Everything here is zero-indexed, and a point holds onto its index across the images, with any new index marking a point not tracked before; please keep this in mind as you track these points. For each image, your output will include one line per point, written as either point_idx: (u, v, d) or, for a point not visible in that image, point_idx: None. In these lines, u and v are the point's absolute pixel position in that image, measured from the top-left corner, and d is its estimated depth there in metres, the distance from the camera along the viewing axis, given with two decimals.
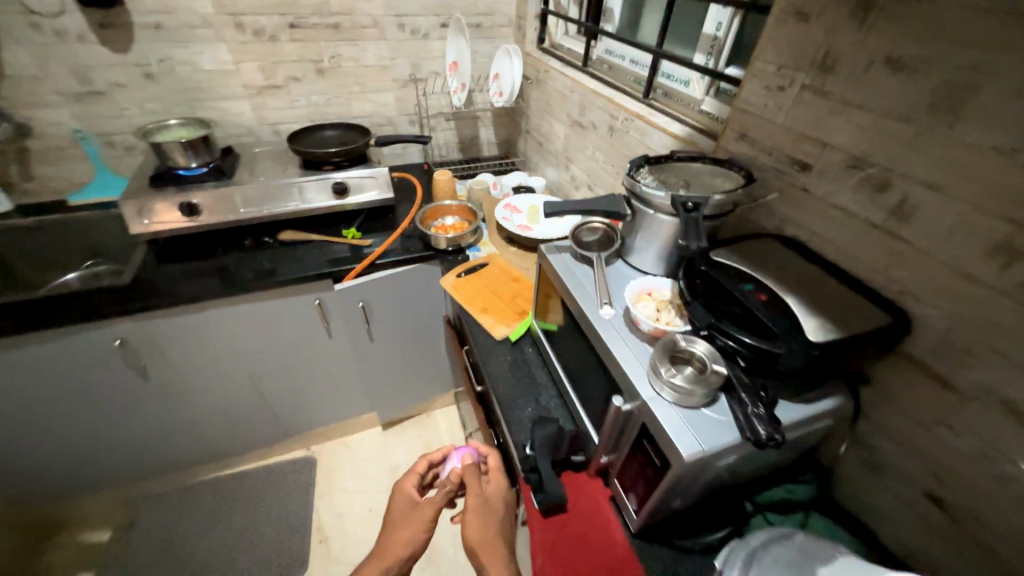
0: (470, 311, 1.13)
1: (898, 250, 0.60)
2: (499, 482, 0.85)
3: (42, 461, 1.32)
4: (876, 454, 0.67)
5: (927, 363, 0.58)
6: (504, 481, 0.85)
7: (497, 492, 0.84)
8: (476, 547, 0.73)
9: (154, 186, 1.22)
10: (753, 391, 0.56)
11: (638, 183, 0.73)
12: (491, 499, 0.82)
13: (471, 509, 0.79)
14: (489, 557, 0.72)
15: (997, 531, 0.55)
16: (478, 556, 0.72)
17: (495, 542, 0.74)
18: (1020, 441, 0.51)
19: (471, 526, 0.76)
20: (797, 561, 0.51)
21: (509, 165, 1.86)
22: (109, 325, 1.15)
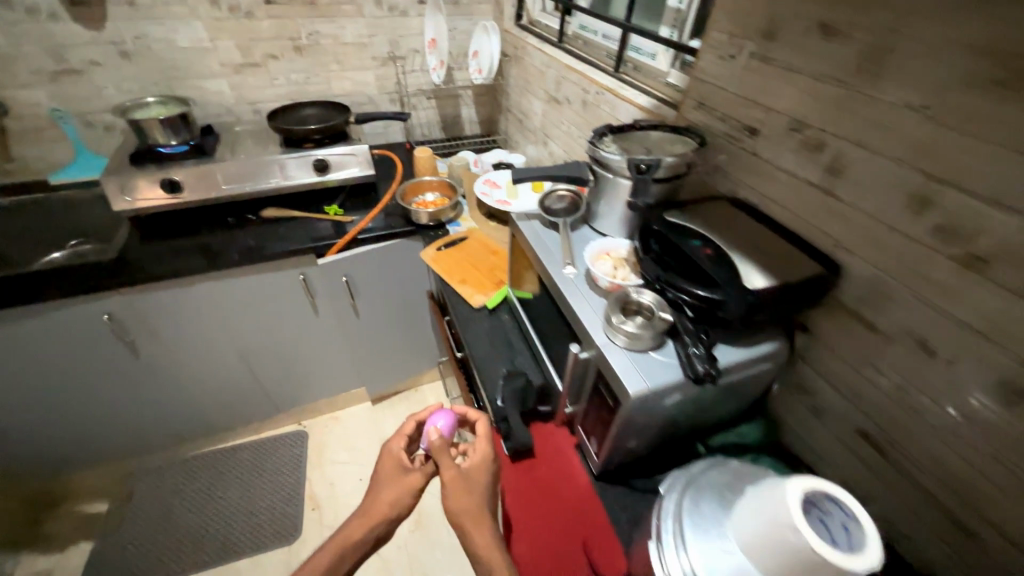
0: (449, 282, 1.17)
1: (832, 205, 0.64)
2: (486, 449, 0.72)
3: (38, 434, 1.36)
4: (816, 398, 0.73)
5: (855, 309, 0.64)
6: (491, 450, 0.71)
7: (483, 462, 0.70)
8: (456, 516, 0.64)
9: (136, 165, 1.24)
10: (695, 335, 0.62)
11: (598, 148, 0.77)
12: (477, 469, 0.70)
13: (450, 480, 0.68)
14: (471, 525, 0.63)
15: (913, 457, 0.61)
16: (458, 523, 0.64)
17: (478, 510, 0.65)
18: (931, 372, 0.57)
19: (450, 493, 0.66)
20: (730, 483, 0.56)
21: (491, 144, 1.88)
22: (97, 299, 1.18)
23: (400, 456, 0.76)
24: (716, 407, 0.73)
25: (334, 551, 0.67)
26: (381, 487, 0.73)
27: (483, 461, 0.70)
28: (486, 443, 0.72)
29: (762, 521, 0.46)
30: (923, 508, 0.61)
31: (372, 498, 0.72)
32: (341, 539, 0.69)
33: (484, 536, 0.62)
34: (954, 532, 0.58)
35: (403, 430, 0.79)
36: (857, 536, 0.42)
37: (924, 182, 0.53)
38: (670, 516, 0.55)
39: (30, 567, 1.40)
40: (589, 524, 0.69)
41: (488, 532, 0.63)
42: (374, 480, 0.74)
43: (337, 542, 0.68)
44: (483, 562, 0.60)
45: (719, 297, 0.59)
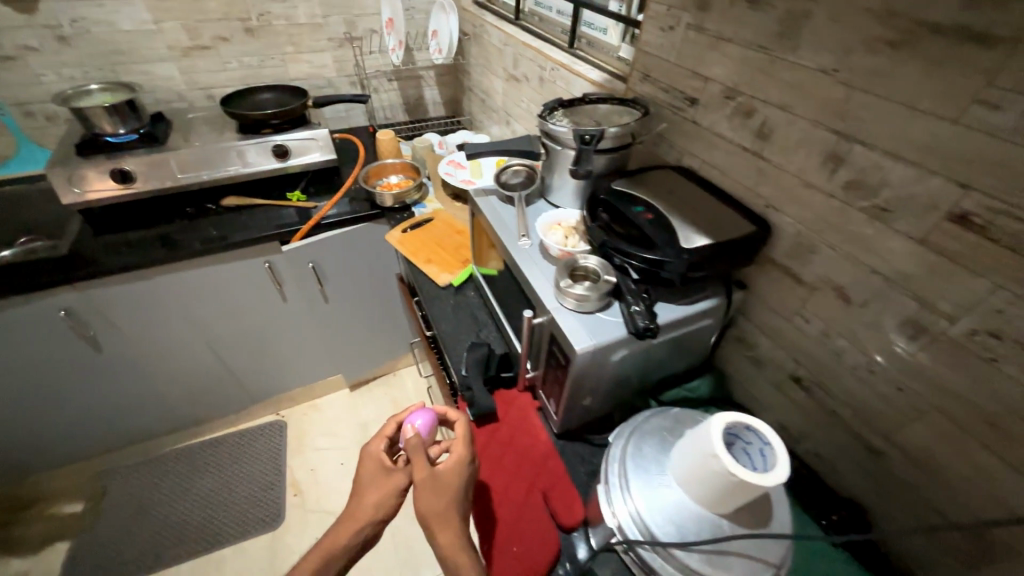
0: (415, 262, 1.18)
1: (762, 168, 0.69)
2: (461, 451, 0.70)
3: (0, 436, 1.33)
4: (756, 350, 0.79)
5: (785, 263, 0.69)
6: (466, 453, 0.69)
7: (457, 464, 0.69)
8: (427, 519, 0.64)
9: (83, 155, 1.20)
10: (638, 294, 0.66)
11: (546, 122, 0.79)
12: (451, 473, 0.68)
13: (421, 486, 0.67)
14: (439, 528, 0.63)
15: (836, 396, 0.67)
16: (427, 526, 0.64)
17: (447, 513, 0.64)
18: (848, 317, 0.62)
19: (421, 498, 0.66)
20: (670, 427, 0.61)
21: (456, 125, 1.87)
22: (51, 295, 1.15)
23: (381, 457, 0.74)
24: (665, 363, 0.78)
25: (322, 556, 0.65)
26: (364, 489, 0.71)
27: (457, 464, 0.69)
28: (462, 446, 0.70)
29: (692, 454, 0.51)
30: (846, 441, 0.68)
31: (355, 500, 0.70)
32: (326, 545, 0.66)
33: (450, 537, 0.62)
34: (870, 459, 0.65)
35: (383, 432, 0.77)
36: (771, 458, 0.47)
37: (836, 141, 0.58)
38: (615, 461, 0.60)
39: (5, 570, 1.38)
40: (549, 477, 0.74)
41: (455, 533, 0.63)
42: (356, 483, 0.72)
43: (323, 547, 0.66)
44: (450, 562, 0.60)
45: (657, 257, 0.63)
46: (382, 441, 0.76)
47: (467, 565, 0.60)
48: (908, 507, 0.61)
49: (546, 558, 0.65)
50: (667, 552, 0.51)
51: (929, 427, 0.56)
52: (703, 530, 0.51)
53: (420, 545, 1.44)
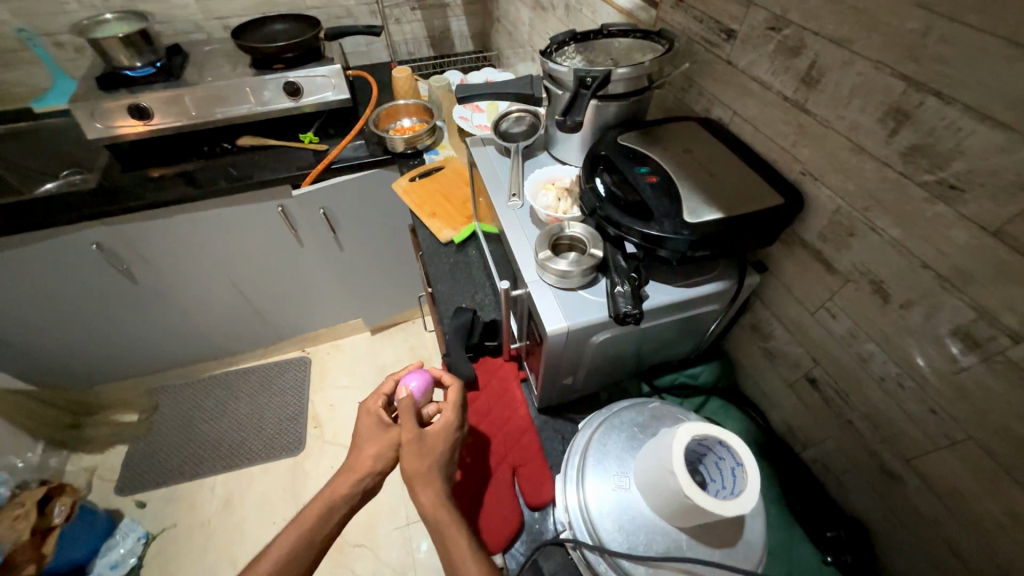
0: (419, 216, 1.10)
1: (804, 124, 0.55)
2: (449, 415, 0.67)
3: (63, 349, 1.50)
4: (771, 342, 0.68)
5: (817, 246, 0.57)
6: (455, 418, 0.66)
7: (445, 427, 0.65)
8: (409, 477, 0.60)
9: (105, 89, 1.18)
10: (625, 273, 0.57)
11: (547, 61, 0.67)
12: (438, 434, 0.65)
13: (406, 443, 0.64)
14: (420, 486, 0.59)
15: (856, 406, 0.57)
16: (409, 484, 0.60)
17: (430, 473, 0.60)
18: (884, 318, 0.51)
19: (406, 457, 0.62)
20: (643, 423, 0.56)
21: (483, 61, 1.72)
22: (83, 229, 1.22)
23: (378, 414, 0.70)
24: (662, 347, 0.70)
25: (321, 505, 0.62)
26: (361, 444, 0.67)
27: (445, 426, 0.65)
28: (452, 411, 0.67)
29: (653, 462, 0.46)
30: (858, 455, 0.59)
31: (354, 453, 0.66)
32: (327, 495, 0.63)
33: (433, 496, 0.58)
34: (884, 480, 0.56)
35: (381, 390, 0.73)
36: (740, 481, 0.42)
37: (902, 91, 0.44)
38: (578, 452, 0.56)
39: (79, 463, 1.61)
40: (521, 454, 0.70)
41: (436, 491, 0.59)
42: (355, 439, 0.68)
43: (323, 498, 0.63)
44: (431, 520, 0.56)
45: (652, 230, 0.53)
46: (380, 399, 0.72)
47: (449, 523, 0.55)
48: (919, 539, 0.53)
49: (506, 534, 0.62)
50: (613, 560, 0.48)
51: (959, 460, 0.46)
52: (655, 540, 0.48)
53: None
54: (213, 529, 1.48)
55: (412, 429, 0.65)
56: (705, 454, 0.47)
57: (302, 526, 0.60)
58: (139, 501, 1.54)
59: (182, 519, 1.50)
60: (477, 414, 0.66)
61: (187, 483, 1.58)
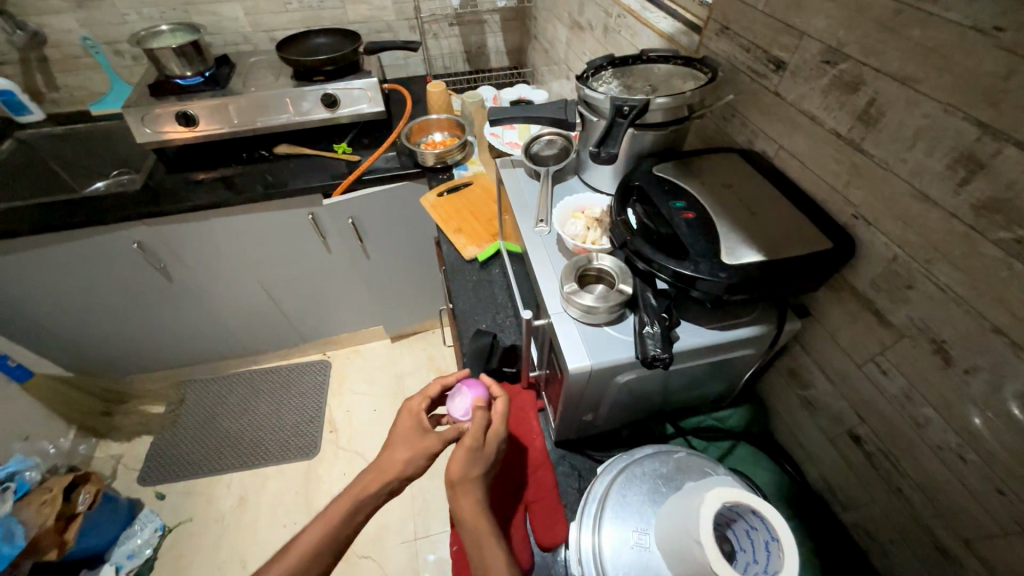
0: (445, 231, 1.09)
1: (858, 165, 0.51)
2: (499, 426, 0.62)
3: (102, 339, 1.57)
4: (810, 390, 0.64)
5: (868, 294, 0.52)
6: (503, 429, 0.62)
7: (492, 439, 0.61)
8: (452, 481, 0.57)
9: (156, 96, 1.23)
10: (655, 311, 0.54)
11: (584, 87, 0.66)
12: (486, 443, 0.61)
13: (462, 446, 0.59)
14: (459, 492, 0.56)
15: (907, 473, 0.52)
16: (448, 487, 0.57)
17: (473, 481, 0.57)
18: (943, 381, 0.46)
19: (455, 458, 0.58)
20: (666, 475, 0.53)
21: (518, 77, 1.72)
22: (126, 228, 1.27)
23: (420, 416, 0.66)
24: (690, 388, 0.66)
25: (348, 502, 0.59)
26: (396, 444, 0.63)
27: (492, 438, 0.61)
28: (501, 423, 0.63)
29: (677, 526, 0.43)
30: (907, 527, 0.53)
31: (386, 453, 0.63)
32: (354, 492, 0.60)
33: (472, 504, 0.56)
34: (937, 559, 0.50)
35: (427, 392, 0.69)
36: (775, 558, 0.38)
37: (975, 138, 0.40)
38: (595, 500, 0.53)
39: (107, 450, 1.67)
40: (534, 489, 0.65)
41: (475, 500, 0.56)
42: (388, 438, 0.65)
43: (351, 494, 0.60)
44: (470, 529, 0.54)
45: (686, 269, 0.50)
46: (424, 401, 0.68)
47: (489, 535, 0.53)
48: None
49: None
50: None
51: None
52: None
53: (434, 499, 1.49)
54: (226, 526, 1.50)
55: (476, 437, 0.59)
56: (734, 520, 0.43)
57: (328, 523, 0.58)
58: (160, 492, 1.57)
59: (198, 514, 1.53)
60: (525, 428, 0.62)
61: (205, 478, 1.61)
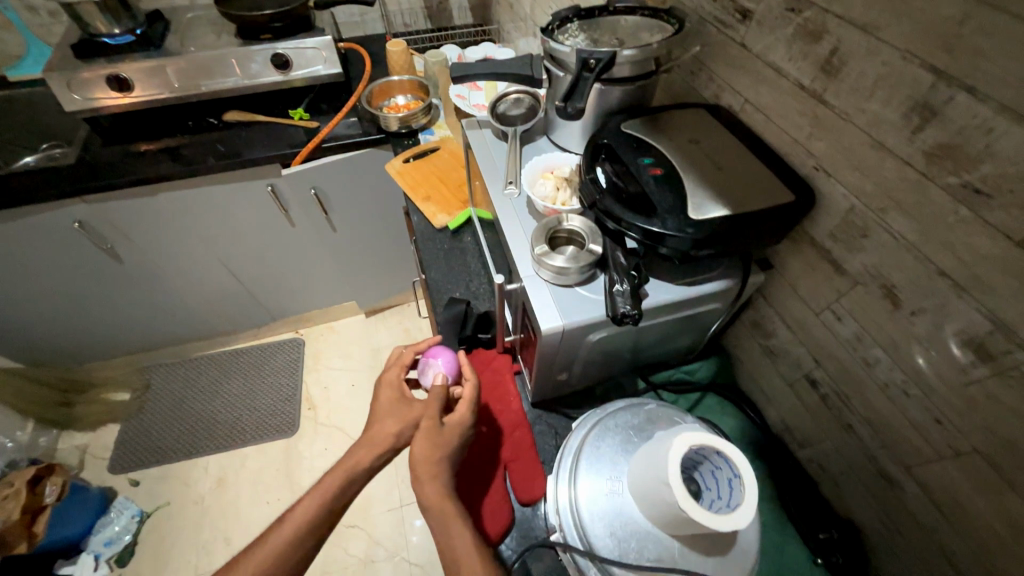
0: (413, 199, 1.06)
1: (821, 116, 0.51)
2: (464, 411, 0.63)
3: (52, 326, 1.47)
4: (772, 340, 0.67)
5: (826, 245, 0.54)
6: (471, 413, 0.62)
7: (459, 422, 0.62)
8: (415, 464, 0.57)
9: (82, 58, 1.11)
10: (624, 269, 0.55)
11: (549, 39, 0.63)
12: (452, 426, 0.61)
13: (423, 429, 0.60)
14: (426, 476, 0.57)
15: (858, 411, 0.56)
16: (412, 471, 0.57)
17: (438, 465, 0.58)
18: (892, 323, 0.49)
19: (417, 443, 0.59)
20: (638, 426, 0.55)
21: (483, 35, 1.62)
22: (64, 206, 1.17)
23: (399, 387, 0.67)
24: (660, 344, 0.68)
25: (341, 475, 0.59)
26: (381, 417, 0.63)
27: (460, 421, 0.62)
28: (466, 407, 0.63)
29: (648, 472, 0.45)
30: (856, 459, 0.58)
31: (374, 426, 0.63)
32: (347, 464, 0.60)
33: (438, 488, 0.56)
34: (882, 485, 0.55)
35: (401, 361, 0.70)
36: (737, 494, 0.41)
37: (931, 85, 0.41)
38: (571, 453, 0.56)
39: (71, 441, 1.61)
40: (513, 448, 0.67)
41: (442, 484, 0.56)
42: (372, 412, 0.64)
43: (344, 467, 0.60)
44: (435, 513, 0.54)
45: (654, 227, 0.51)
46: (400, 371, 0.69)
47: (454, 517, 0.54)
48: (914, 544, 0.52)
49: (494, 529, 0.61)
50: (603, 566, 0.48)
51: (963, 471, 0.45)
52: (646, 547, 0.47)
53: None
54: (207, 507, 1.49)
55: (434, 418, 0.61)
56: (701, 462, 0.46)
57: (324, 494, 0.58)
58: (134, 479, 1.53)
59: (176, 497, 1.50)
60: (495, 410, 0.63)
61: (181, 462, 1.58)
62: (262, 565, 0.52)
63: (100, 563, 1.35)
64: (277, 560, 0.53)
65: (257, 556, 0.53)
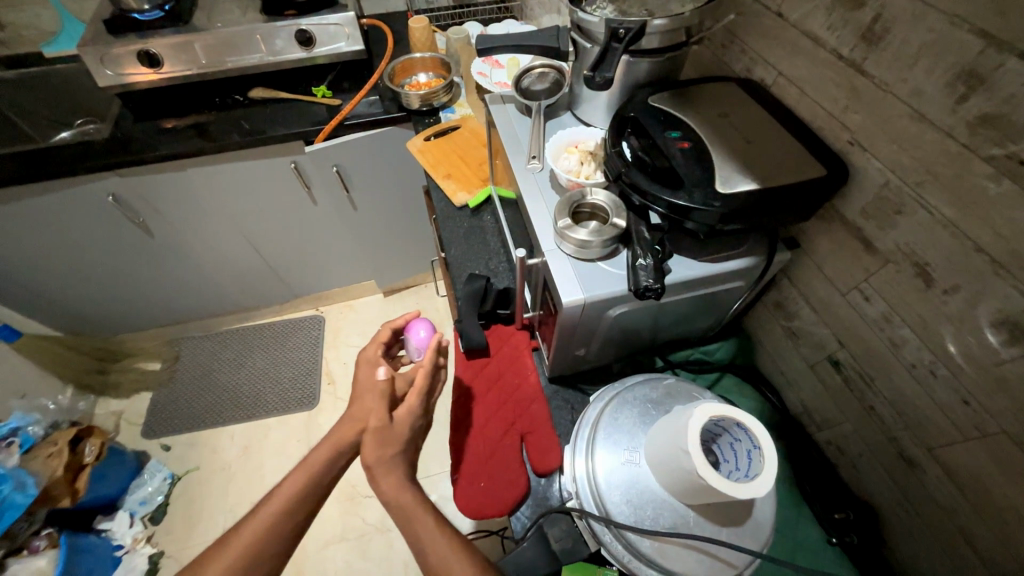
0: (433, 177, 1.06)
1: (859, 87, 0.50)
2: (412, 401, 0.64)
3: (88, 296, 1.55)
4: (795, 321, 0.66)
5: (858, 223, 0.53)
6: (419, 403, 0.63)
7: (408, 414, 0.63)
8: (369, 466, 0.59)
9: (114, 34, 1.13)
10: (649, 245, 0.55)
11: (577, 10, 0.62)
12: (401, 420, 0.62)
13: (370, 432, 0.61)
14: (381, 473, 0.58)
15: (882, 394, 0.55)
16: (368, 472, 0.58)
17: (392, 460, 0.59)
18: (923, 302, 0.48)
19: (365, 448, 0.59)
20: (657, 399, 0.56)
21: (505, 12, 1.59)
22: (97, 180, 1.21)
23: (374, 364, 0.69)
24: (679, 323, 0.68)
25: (324, 452, 0.60)
26: (362, 394, 0.65)
27: (408, 413, 0.63)
28: (415, 398, 0.64)
29: (667, 442, 0.46)
30: (876, 441, 0.57)
31: (354, 403, 0.65)
32: (328, 442, 0.61)
33: (394, 482, 0.57)
34: (901, 467, 0.55)
35: (379, 338, 0.77)
36: (756, 464, 0.41)
37: (979, 52, 0.39)
38: (588, 424, 0.57)
39: (108, 407, 1.69)
40: (529, 421, 0.68)
41: (398, 478, 0.57)
42: (353, 388, 0.67)
43: (327, 444, 0.61)
44: (395, 507, 0.55)
45: (680, 200, 0.50)
46: (377, 347, 0.73)
47: (414, 506, 0.55)
48: (932, 526, 0.52)
49: (510, 500, 0.62)
50: (619, 532, 0.49)
51: (988, 453, 0.45)
52: (662, 515, 0.48)
53: (433, 442, 1.56)
54: (233, 473, 1.56)
55: (382, 417, 0.61)
56: (720, 434, 0.46)
57: (310, 470, 0.59)
58: (165, 444, 1.61)
59: (205, 463, 1.58)
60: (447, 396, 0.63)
61: (207, 430, 1.64)
62: (250, 544, 0.52)
63: (135, 520, 1.43)
64: (265, 537, 0.53)
65: (244, 534, 0.53)
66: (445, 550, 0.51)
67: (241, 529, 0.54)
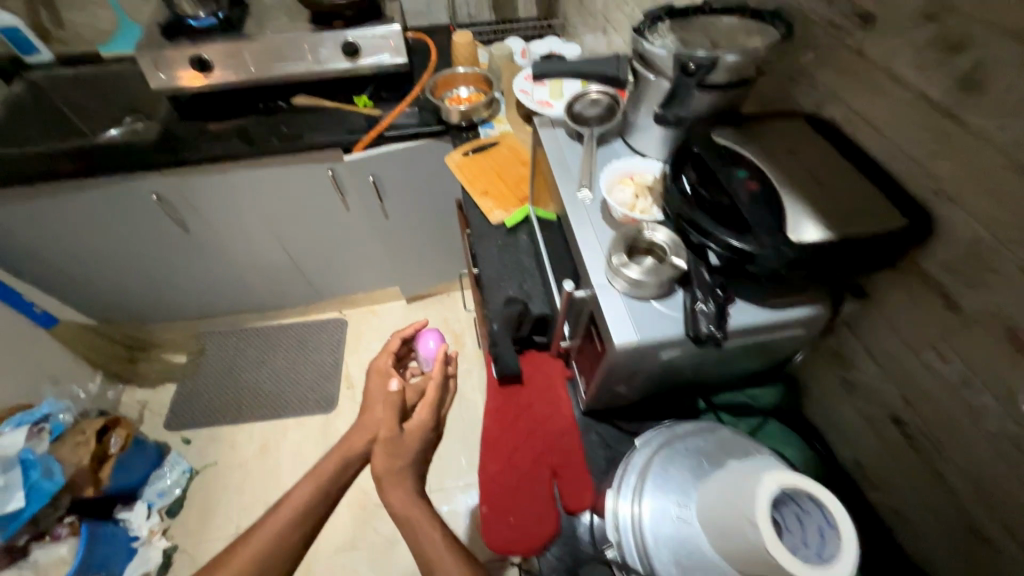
0: (470, 192, 1.05)
1: (949, 136, 0.47)
2: (424, 415, 0.64)
3: (124, 287, 1.59)
4: (854, 372, 0.62)
5: (938, 278, 0.50)
6: (429, 416, 0.63)
7: (418, 427, 0.63)
8: (378, 476, 0.58)
9: (168, 38, 1.16)
10: (709, 288, 0.53)
11: (641, 40, 0.61)
12: (411, 433, 0.63)
13: (380, 441, 0.61)
14: (390, 485, 0.57)
15: (953, 460, 0.51)
16: (377, 482, 0.58)
17: (400, 471, 0.58)
18: (1011, 370, 0.45)
19: (376, 457, 0.60)
20: (709, 453, 0.53)
21: (547, 31, 1.55)
22: (144, 178, 1.25)
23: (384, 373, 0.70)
24: (727, 365, 0.64)
25: (337, 458, 0.60)
26: (373, 403, 0.66)
27: (419, 425, 0.63)
28: (425, 411, 0.64)
29: (727, 506, 0.43)
30: (944, 509, 0.53)
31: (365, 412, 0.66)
32: (341, 450, 0.61)
33: (403, 494, 0.56)
34: (974, 542, 0.50)
35: (389, 347, 0.78)
36: (831, 546, 0.39)
37: None
38: (635, 472, 0.54)
39: (134, 396, 1.71)
40: (562, 455, 0.66)
41: (406, 491, 0.57)
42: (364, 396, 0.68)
43: (340, 451, 0.61)
44: (402, 516, 0.54)
45: (745, 245, 0.48)
46: (388, 357, 0.75)
47: (422, 518, 0.53)
48: None
49: (540, 538, 0.60)
50: None
51: None
52: None
53: (448, 456, 1.54)
54: (249, 472, 1.57)
55: (392, 428, 0.62)
56: None
57: (320, 478, 0.58)
58: (186, 437, 1.63)
59: (223, 459, 1.59)
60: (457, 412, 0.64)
61: (227, 427, 1.66)
62: (257, 553, 0.52)
63: (153, 512, 1.45)
64: (274, 546, 0.52)
65: (252, 542, 0.52)
66: (453, 566, 0.49)
67: (250, 538, 0.53)
